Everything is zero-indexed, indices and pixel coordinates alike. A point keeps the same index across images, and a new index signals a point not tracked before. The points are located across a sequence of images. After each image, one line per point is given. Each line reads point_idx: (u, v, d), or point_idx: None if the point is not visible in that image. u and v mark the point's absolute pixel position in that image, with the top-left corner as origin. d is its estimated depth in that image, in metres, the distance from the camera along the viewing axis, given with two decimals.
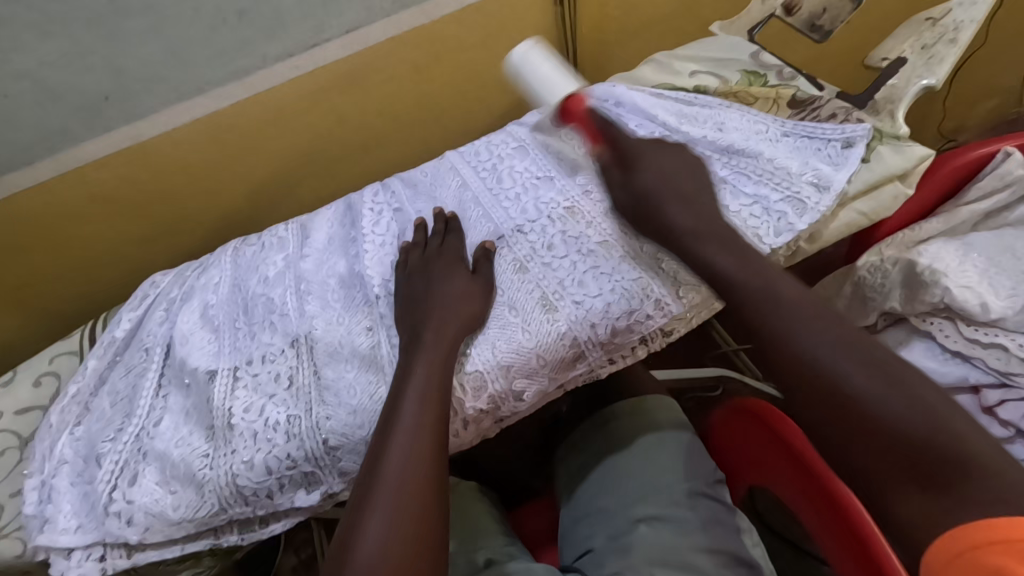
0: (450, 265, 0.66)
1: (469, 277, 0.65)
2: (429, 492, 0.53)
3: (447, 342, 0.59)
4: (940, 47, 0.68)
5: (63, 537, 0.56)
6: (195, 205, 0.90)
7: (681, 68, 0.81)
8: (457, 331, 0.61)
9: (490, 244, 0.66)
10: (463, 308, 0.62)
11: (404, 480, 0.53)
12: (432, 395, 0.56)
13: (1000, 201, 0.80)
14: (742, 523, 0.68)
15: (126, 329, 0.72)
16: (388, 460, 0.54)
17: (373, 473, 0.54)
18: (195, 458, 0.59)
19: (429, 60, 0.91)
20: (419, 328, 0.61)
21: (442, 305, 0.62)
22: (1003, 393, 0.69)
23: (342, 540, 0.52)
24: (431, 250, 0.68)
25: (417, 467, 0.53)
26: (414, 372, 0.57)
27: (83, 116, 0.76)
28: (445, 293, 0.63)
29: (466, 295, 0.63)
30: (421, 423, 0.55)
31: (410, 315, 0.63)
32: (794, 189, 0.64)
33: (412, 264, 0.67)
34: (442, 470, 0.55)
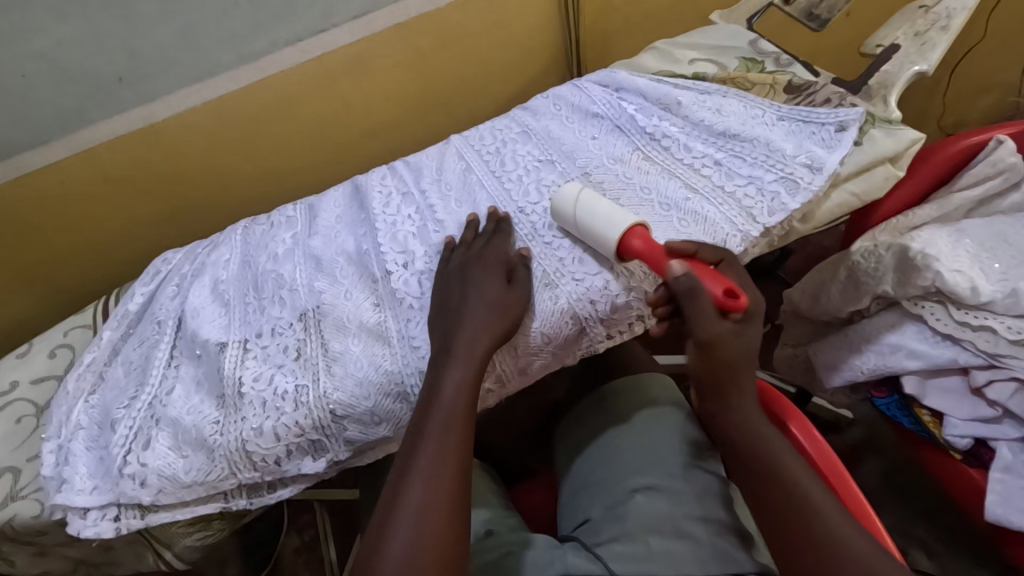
0: (489, 273, 0.63)
1: (505, 286, 0.62)
2: (458, 509, 0.54)
3: (481, 354, 0.59)
4: (933, 34, 0.71)
5: (79, 497, 0.58)
6: (207, 188, 0.93)
7: (681, 56, 0.82)
8: (487, 347, 0.59)
9: (530, 252, 0.65)
10: (491, 321, 0.60)
11: (431, 501, 0.53)
12: (460, 411, 0.57)
13: (993, 187, 0.83)
14: (735, 495, 0.71)
15: (139, 303, 0.74)
16: (416, 476, 0.54)
17: (401, 489, 0.54)
18: (206, 424, 0.61)
19: (434, 46, 0.93)
20: (450, 337, 0.60)
21: (474, 316, 0.60)
22: (991, 373, 0.72)
23: (370, 543, 0.53)
24: (468, 243, 0.66)
25: (444, 485, 0.54)
26: (444, 388, 0.57)
27: (97, 97, 0.78)
28: (481, 297, 0.61)
29: (500, 307, 0.61)
30: (448, 440, 0.56)
31: (443, 321, 0.61)
32: (787, 171, 0.66)
33: (453, 267, 0.65)
34: (466, 488, 0.56)
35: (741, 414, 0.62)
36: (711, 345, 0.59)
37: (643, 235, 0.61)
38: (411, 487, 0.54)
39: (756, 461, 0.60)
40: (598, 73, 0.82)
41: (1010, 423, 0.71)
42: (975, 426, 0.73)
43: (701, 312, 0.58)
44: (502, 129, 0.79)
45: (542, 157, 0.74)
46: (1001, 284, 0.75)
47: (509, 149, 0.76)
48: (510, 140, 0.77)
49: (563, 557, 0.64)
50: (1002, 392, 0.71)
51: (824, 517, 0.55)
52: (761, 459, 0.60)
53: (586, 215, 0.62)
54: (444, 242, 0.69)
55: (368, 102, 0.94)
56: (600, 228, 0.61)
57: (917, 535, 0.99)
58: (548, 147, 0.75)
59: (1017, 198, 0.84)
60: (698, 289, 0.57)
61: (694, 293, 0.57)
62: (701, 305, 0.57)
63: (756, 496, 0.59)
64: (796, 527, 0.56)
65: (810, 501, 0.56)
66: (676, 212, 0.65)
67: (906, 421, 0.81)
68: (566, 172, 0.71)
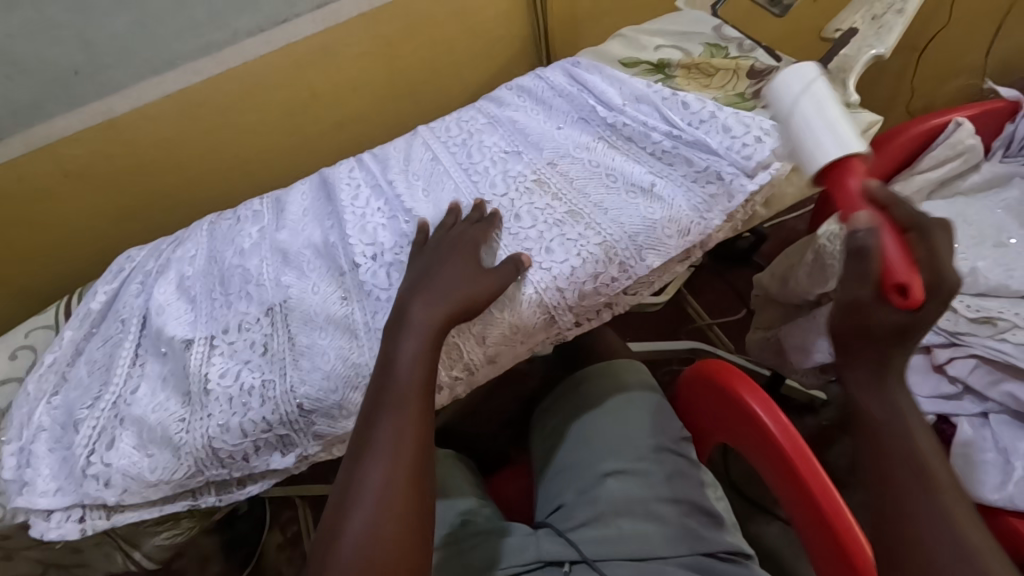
0: (460, 255, 0.62)
1: (478, 272, 0.61)
2: (418, 484, 0.55)
3: (438, 332, 0.59)
4: (889, 17, 0.72)
5: (42, 500, 0.58)
6: (171, 183, 0.91)
7: (647, 42, 0.82)
8: (445, 324, 0.59)
9: (522, 261, 0.62)
10: (458, 303, 0.59)
11: (388, 481, 0.54)
12: (415, 393, 0.57)
13: (953, 168, 0.85)
14: (706, 477, 0.71)
15: (102, 302, 0.73)
16: (375, 454, 0.55)
17: (359, 471, 0.55)
18: (172, 422, 0.60)
19: (401, 36, 0.92)
20: (407, 317, 0.59)
21: (429, 296, 0.60)
22: (952, 351, 0.74)
23: (332, 523, 0.54)
24: (446, 225, 0.66)
25: (402, 465, 0.55)
26: (398, 368, 0.57)
27: (52, 90, 0.77)
28: (448, 280, 0.61)
29: (456, 288, 0.60)
30: (405, 420, 0.56)
31: (406, 299, 0.61)
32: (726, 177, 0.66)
33: (429, 244, 0.65)
34: (427, 465, 0.56)
35: (888, 389, 0.51)
36: (863, 309, 0.50)
37: (853, 172, 0.56)
38: (368, 467, 0.55)
39: (884, 430, 0.50)
40: (562, 62, 0.82)
41: (969, 399, 0.74)
42: (937, 403, 0.75)
43: (858, 273, 0.50)
44: (468, 120, 0.78)
45: (508, 148, 0.73)
46: (960, 263, 0.79)
47: (476, 140, 0.75)
48: (477, 131, 0.76)
49: (536, 543, 0.66)
50: (962, 367, 0.73)
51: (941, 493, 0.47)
52: (913, 461, 0.48)
53: (809, 116, 0.59)
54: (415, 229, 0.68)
55: (333, 92, 0.93)
56: (813, 142, 0.58)
57: None
58: (515, 138, 0.75)
59: (976, 180, 0.87)
60: (869, 249, 0.49)
61: (857, 250, 0.49)
62: (864, 270, 0.50)
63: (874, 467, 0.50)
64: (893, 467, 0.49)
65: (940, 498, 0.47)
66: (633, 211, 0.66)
67: None
68: (533, 162, 0.71)
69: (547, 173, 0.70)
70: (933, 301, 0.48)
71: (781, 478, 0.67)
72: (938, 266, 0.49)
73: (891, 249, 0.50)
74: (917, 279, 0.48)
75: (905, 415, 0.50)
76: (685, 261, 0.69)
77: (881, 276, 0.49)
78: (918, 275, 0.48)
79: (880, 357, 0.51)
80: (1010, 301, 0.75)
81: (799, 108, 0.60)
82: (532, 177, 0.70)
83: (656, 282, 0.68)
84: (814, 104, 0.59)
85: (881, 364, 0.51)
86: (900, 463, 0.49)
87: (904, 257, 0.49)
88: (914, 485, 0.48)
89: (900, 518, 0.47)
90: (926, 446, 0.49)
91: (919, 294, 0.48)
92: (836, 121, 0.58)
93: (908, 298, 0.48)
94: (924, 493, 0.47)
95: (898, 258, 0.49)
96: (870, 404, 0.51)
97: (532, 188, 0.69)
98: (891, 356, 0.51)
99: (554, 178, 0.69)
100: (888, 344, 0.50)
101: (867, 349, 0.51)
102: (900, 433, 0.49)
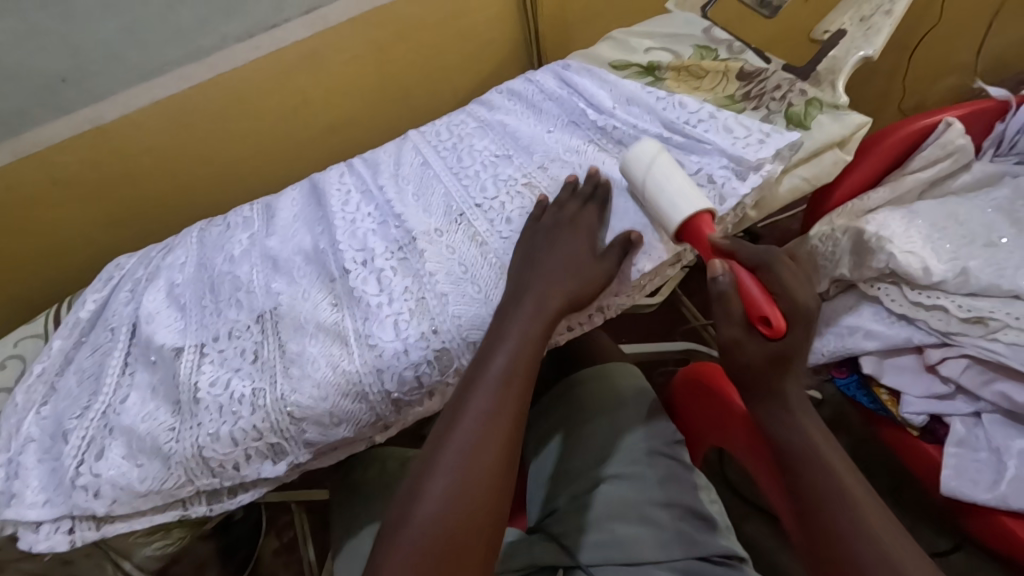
0: (578, 235, 0.64)
1: (595, 256, 0.63)
2: (505, 462, 0.55)
3: (551, 311, 0.60)
4: (877, 18, 0.72)
5: (31, 512, 0.57)
6: (161, 190, 0.90)
7: (637, 45, 0.81)
8: (558, 308, 0.61)
9: (634, 233, 0.63)
10: (566, 282, 0.62)
11: (477, 451, 0.55)
12: (519, 373, 0.58)
13: (943, 168, 0.85)
14: (700, 480, 0.71)
15: (91, 310, 0.72)
16: (467, 421, 0.56)
17: (450, 435, 0.56)
18: (161, 432, 0.60)
19: (390, 40, 0.92)
20: (522, 294, 0.61)
21: (558, 278, 0.62)
22: (944, 350, 0.75)
23: (411, 484, 0.55)
24: (565, 197, 0.66)
25: (494, 438, 0.55)
26: (505, 343, 0.59)
27: (39, 97, 0.77)
28: (570, 257, 0.63)
29: (573, 269, 0.62)
30: (505, 397, 0.57)
31: (520, 274, 0.62)
32: (716, 174, 0.65)
33: (545, 221, 0.65)
34: (518, 445, 0.57)
35: (796, 419, 0.56)
36: (740, 343, 0.55)
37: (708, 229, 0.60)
38: (460, 434, 0.55)
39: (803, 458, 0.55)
40: (553, 65, 0.82)
41: (961, 399, 0.74)
42: (931, 402, 0.74)
43: (724, 315, 0.56)
44: (458, 125, 0.78)
45: (498, 152, 0.73)
46: (951, 263, 0.78)
47: (466, 144, 0.75)
48: (467, 135, 0.76)
49: (529, 548, 0.67)
50: (954, 367, 0.73)
51: (859, 505, 0.52)
52: (828, 477, 0.53)
53: (660, 182, 0.62)
54: (437, 227, 0.68)
55: (324, 98, 0.93)
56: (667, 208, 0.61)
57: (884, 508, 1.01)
58: (505, 142, 0.74)
59: (966, 179, 0.88)
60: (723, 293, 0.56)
61: (721, 297, 0.55)
62: (724, 314, 0.56)
63: (798, 492, 0.55)
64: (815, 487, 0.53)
65: (857, 511, 0.51)
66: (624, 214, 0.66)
67: (865, 400, 0.81)
68: (523, 166, 0.71)
69: (537, 177, 0.70)
70: (790, 326, 0.54)
71: (768, 481, 0.67)
72: (787, 291, 0.56)
73: (746, 286, 0.55)
74: (776, 311, 0.53)
75: (817, 441, 0.55)
76: (676, 265, 0.69)
77: (743, 315, 0.55)
78: (775, 307, 0.54)
79: (770, 388, 0.56)
80: (1002, 301, 0.74)
81: (645, 178, 0.63)
82: (522, 181, 0.70)
83: (648, 286, 0.67)
84: (666, 170, 0.63)
85: (774, 394, 0.56)
86: (817, 486, 0.53)
87: (759, 291, 0.55)
88: (839, 510, 0.52)
89: (834, 542, 0.51)
90: (839, 464, 0.54)
91: (778, 324, 0.53)
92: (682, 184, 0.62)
93: (771, 327, 0.53)
94: (848, 516, 0.51)
95: (755, 289, 0.55)
96: (787, 435, 0.56)
97: (522, 191, 0.69)
98: (779, 386, 0.56)
99: (543, 181, 0.70)
100: (770, 373, 0.56)
101: (760, 382, 0.56)
102: (814, 462, 0.54)
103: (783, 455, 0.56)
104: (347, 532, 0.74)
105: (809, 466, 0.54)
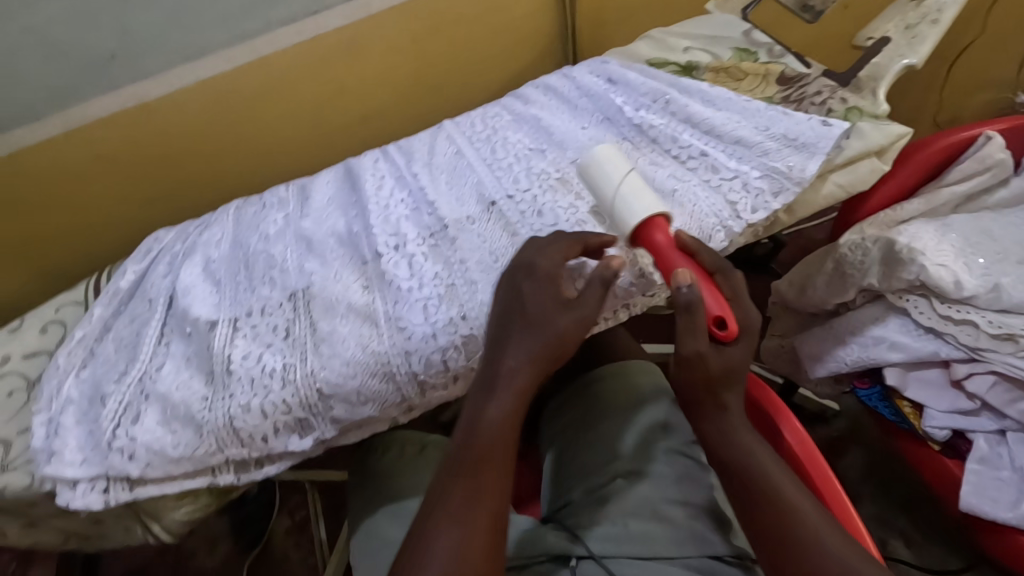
0: (551, 286, 0.58)
1: (571, 309, 0.57)
2: (497, 530, 0.54)
3: (531, 378, 0.57)
4: (923, 26, 0.72)
5: (69, 470, 0.59)
6: (197, 167, 0.92)
7: (676, 44, 0.82)
8: (534, 374, 0.57)
9: (612, 264, 0.57)
10: (544, 345, 0.57)
11: (471, 525, 0.53)
12: (502, 440, 0.57)
13: (981, 183, 0.84)
14: (714, 480, 0.71)
15: (130, 281, 0.75)
16: (459, 491, 0.55)
17: (443, 507, 0.54)
18: (195, 401, 0.62)
19: (429, 31, 0.93)
20: (496, 361, 0.58)
21: (521, 337, 0.57)
22: (970, 367, 0.74)
23: (409, 554, 0.53)
24: (533, 247, 0.61)
25: (484, 504, 0.54)
26: (486, 415, 0.57)
27: (89, 73, 0.80)
28: (545, 313, 0.57)
29: (533, 326, 0.57)
30: (485, 463, 0.56)
31: (499, 334, 0.58)
32: (756, 178, 0.65)
33: (530, 272, 0.58)
34: (502, 515, 0.56)
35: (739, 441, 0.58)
36: (699, 356, 0.55)
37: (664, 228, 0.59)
38: (452, 506, 0.54)
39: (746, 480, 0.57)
40: (590, 61, 0.83)
41: (987, 416, 0.74)
42: (953, 418, 0.75)
43: (691, 328, 0.55)
44: (493, 117, 0.79)
45: (532, 146, 0.74)
46: (983, 278, 0.76)
47: (500, 136, 0.76)
48: (501, 128, 0.77)
49: (542, 539, 0.67)
50: (980, 384, 0.73)
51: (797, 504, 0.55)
52: (754, 473, 0.57)
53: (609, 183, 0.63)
54: (481, 211, 0.69)
55: (360, 85, 0.94)
56: (624, 211, 0.61)
57: (894, 524, 1.03)
58: (540, 136, 0.75)
59: (1002, 195, 0.87)
60: (697, 302, 0.54)
61: (687, 309, 0.54)
62: (697, 322, 0.54)
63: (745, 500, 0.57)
64: (761, 491, 0.56)
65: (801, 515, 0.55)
66: None
67: (887, 412, 0.82)
68: (557, 160, 0.72)
69: (570, 172, 0.70)
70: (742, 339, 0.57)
71: None
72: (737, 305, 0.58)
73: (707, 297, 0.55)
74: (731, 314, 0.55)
75: (750, 450, 0.58)
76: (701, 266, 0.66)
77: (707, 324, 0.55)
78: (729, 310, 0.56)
79: (715, 398, 0.58)
80: None
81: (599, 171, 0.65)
82: (555, 175, 0.70)
83: None
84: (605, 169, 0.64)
85: (718, 405, 0.59)
86: (757, 490, 0.56)
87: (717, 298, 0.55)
88: (783, 513, 0.55)
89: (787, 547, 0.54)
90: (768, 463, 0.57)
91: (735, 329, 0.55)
92: (641, 192, 0.61)
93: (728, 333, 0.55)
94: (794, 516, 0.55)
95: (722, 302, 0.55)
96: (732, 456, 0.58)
97: (556, 186, 0.69)
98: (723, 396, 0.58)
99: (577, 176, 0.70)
100: (717, 384, 0.57)
101: (702, 393, 0.58)
102: (748, 471, 0.57)
103: (725, 463, 0.58)
104: (366, 509, 0.76)
105: (748, 474, 0.57)
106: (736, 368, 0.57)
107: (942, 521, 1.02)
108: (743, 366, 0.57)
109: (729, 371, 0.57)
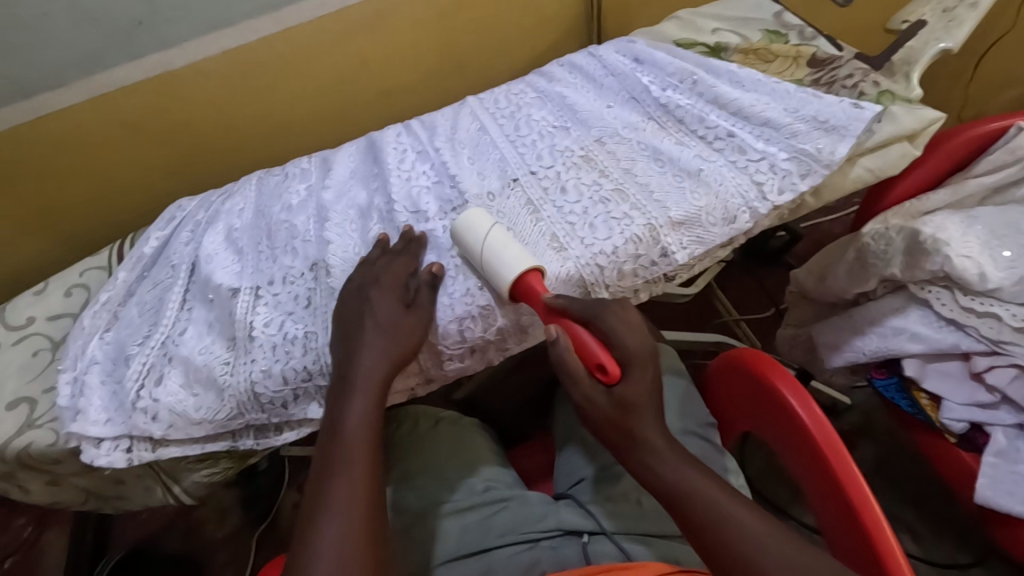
0: (386, 291, 0.61)
1: (405, 310, 0.61)
2: (375, 536, 0.49)
3: (381, 378, 0.57)
4: (961, 10, 0.70)
5: (94, 428, 0.60)
6: (218, 138, 0.93)
7: (704, 25, 0.81)
8: (385, 375, 0.57)
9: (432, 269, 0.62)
10: (391, 349, 0.58)
11: (349, 529, 0.48)
12: (365, 445, 0.53)
13: (1008, 176, 0.81)
14: (730, 463, 0.71)
15: (154, 247, 0.76)
16: (336, 492, 0.50)
17: (322, 509, 0.49)
18: (217, 364, 0.63)
19: (453, 6, 0.92)
20: (346, 364, 0.57)
21: (371, 339, 0.58)
22: (992, 359, 0.73)
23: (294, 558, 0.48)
24: (373, 258, 0.64)
25: (358, 502, 0.50)
26: (346, 420, 0.54)
27: (116, 40, 0.79)
28: (376, 321, 0.59)
29: (386, 329, 0.59)
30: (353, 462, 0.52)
31: (343, 341, 0.59)
32: (783, 159, 0.65)
33: (352, 283, 0.62)
34: (383, 516, 0.51)
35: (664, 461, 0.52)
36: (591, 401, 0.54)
37: (535, 282, 0.58)
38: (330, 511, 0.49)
39: (686, 505, 0.50)
40: (616, 40, 0.82)
41: (1006, 409, 0.73)
42: (972, 410, 0.74)
43: (570, 379, 0.54)
44: (517, 94, 0.78)
45: (557, 123, 0.74)
46: (1009, 271, 0.74)
47: (524, 113, 0.76)
48: (525, 105, 0.77)
49: (557, 513, 0.65)
50: (1002, 376, 0.72)
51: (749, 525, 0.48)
52: (697, 492, 0.50)
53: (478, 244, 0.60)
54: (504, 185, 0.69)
55: (383, 60, 0.94)
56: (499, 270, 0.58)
57: (903, 518, 1.03)
58: (564, 114, 0.75)
59: None
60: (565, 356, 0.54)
61: (563, 362, 0.53)
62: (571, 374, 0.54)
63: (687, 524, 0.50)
64: (705, 511, 0.49)
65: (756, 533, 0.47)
66: (677, 197, 0.64)
67: (904, 404, 0.82)
68: (581, 138, 0.71)
69: (594, 150, 0.70)
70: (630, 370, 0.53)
71: (808, 466, 0.64)
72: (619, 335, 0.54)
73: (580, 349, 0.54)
74: (607, 357, 0.53)
75: (682, 476, 0.51)
76: (726, 247, 0.67)
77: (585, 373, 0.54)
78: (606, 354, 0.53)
79: (629, 431, 0.53)
80: None
81: (469, 234, 0.61)
82: (580, 153, 0.70)
83: (697, 267, 0.66)
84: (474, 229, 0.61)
85: (632, 436, 0.53)
86: (703, 511, 0.49)
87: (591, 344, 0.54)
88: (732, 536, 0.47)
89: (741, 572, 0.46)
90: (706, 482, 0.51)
91: (612, 371, 0.53)
92: (512, 247, 0.59)
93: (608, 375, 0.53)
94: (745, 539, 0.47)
95: (597, 345, 0.54)
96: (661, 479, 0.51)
97: (579, 163, 0.69)
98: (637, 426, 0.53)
99: (602, 154, 0.69)
100: (632, 413, 0.53)
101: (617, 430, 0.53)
102: (684, 495, 0.50)
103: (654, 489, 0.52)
104: None
105: (679, 497, 0.50)
106: (633, 400, 0.53)
107: (951, 517, 1.02)
108: (642, 395, 0.53)
109: (625, 410, 0.53)
